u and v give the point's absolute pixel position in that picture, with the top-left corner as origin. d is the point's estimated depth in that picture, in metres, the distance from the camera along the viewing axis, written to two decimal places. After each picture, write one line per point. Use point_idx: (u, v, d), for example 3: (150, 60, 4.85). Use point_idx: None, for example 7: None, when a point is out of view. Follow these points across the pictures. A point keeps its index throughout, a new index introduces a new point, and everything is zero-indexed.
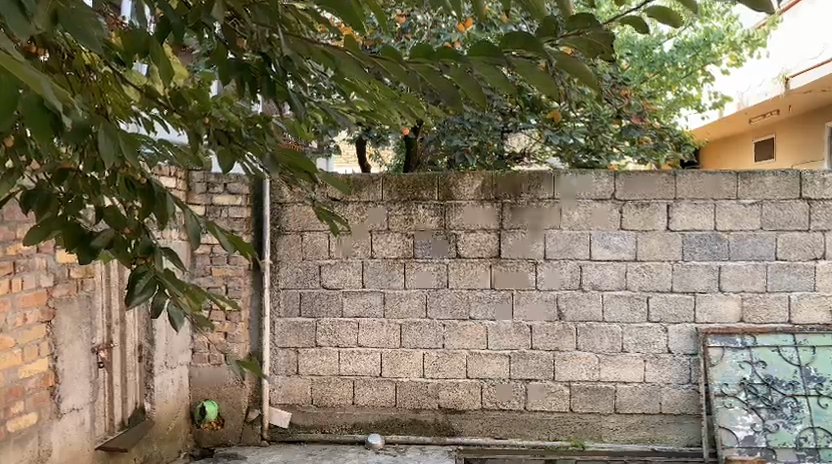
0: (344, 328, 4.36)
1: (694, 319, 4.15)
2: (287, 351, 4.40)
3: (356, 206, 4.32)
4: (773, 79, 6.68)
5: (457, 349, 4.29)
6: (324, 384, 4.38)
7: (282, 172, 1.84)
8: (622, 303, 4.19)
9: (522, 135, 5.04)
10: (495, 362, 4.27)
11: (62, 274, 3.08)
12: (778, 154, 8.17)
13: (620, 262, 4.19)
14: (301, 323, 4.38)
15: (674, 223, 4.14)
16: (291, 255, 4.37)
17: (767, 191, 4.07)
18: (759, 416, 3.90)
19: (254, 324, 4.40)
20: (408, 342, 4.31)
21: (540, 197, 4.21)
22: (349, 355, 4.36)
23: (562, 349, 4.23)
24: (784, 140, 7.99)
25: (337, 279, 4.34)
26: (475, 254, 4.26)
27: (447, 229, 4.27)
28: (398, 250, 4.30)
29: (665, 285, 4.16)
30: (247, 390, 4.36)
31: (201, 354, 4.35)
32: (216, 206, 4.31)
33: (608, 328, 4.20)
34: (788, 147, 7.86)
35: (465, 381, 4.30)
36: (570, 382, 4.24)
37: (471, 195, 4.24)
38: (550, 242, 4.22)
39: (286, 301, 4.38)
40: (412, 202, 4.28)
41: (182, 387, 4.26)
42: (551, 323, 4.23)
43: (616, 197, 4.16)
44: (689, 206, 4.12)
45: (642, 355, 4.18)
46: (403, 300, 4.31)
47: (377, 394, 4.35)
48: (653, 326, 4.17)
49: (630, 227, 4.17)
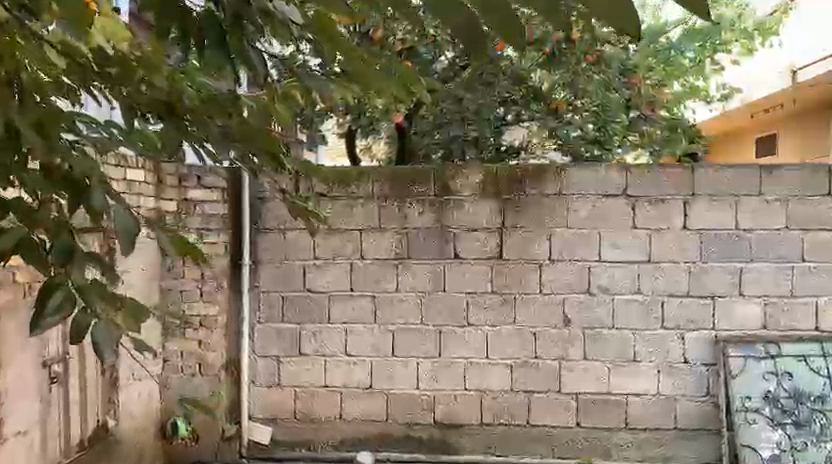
0: (331, 335, 3.98)
1: (713, 325, 3.80)
2: (268, 360, 4.02)
3: (344, 202, 3.95)
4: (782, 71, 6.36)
5: (454, 358, 3.93)
6: (309, 396, 4.01)
7: (246, 155, 1.49)
8: (634, 309, 3.84)
9: (520, 127, 4.46)
10: (496, 372, 3.91)
11: (4, 279, 2.69)
12: (780, 151, 7.84)
13: (633, 263, 3.83)
14: (283, 329, 4.00)
15: (691, 221, 3.79)
16: (272, 254, 3.99)
17: (793, 185, 3.72)
18: (786, 433, 3.59)
19: (232, 329, 3.99)
20: (401, 351, 3.94)
21: (544, 192, 3.85)
22: (336, 365, 3.98)
23: (568, 359, 3.88)
24: (786, 136, 7.66)
25: (323, 281, 3.97)
26: (474, 254, 3.89)
27: (444, 227, 3.90)
28: (389, 249, 3.93)
29: (682, 288, 3.81)
30: (224, 403, 3.99)
31: (173, 364, 3.98)
32: (188, 201, 3.95)
33: (619, 335, 3.85)
34: (789, 144, 7.58)
35: (462, 393, 3.93)
36: (577, 394, 3.88)
37: (470, 190, 3.88)
38: (556, 241, 3.86)
39: (267, 305, 4.00)
40: (406, 197, 3.92)
41: (152, 400, 3.88)
42: (557, 330, 3.87)
43: (628, 193, 3.81)
44: (708, 203, 3.77)
45: (656, 364, 3.83)
46: (395, 304, 3.94)
47: (367, 407, 3.97)
48: (667, 334, 3.82)
49: (643, 226, 3.81)
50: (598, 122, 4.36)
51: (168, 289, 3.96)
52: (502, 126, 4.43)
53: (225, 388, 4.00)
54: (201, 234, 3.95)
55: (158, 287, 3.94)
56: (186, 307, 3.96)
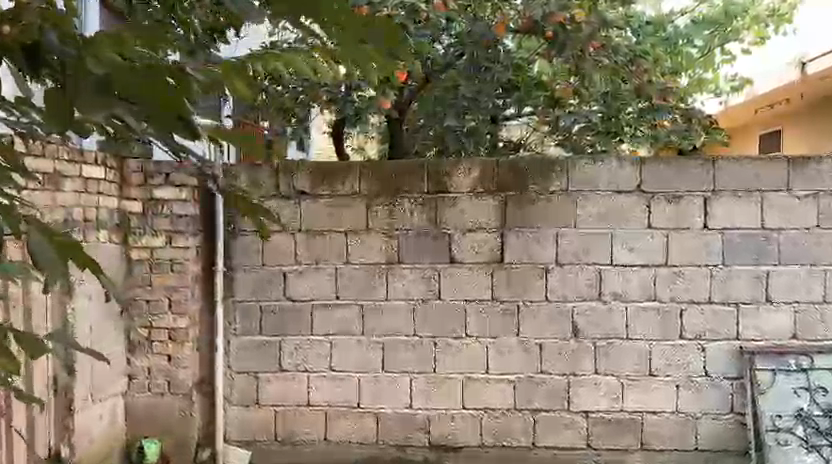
0: (315, 348, 3.59)
1: (738, 335, 3.43)
2: (245, 377, 3.63)
3: (328, 201, 3.57)
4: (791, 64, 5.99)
5: (451, 373, 3.55)
6: (291, 417, 3.62)
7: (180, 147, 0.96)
8: (650, 317, 3.47)
9: (519, 123, 4.19)
10: (497, 388, 3.53)
11: None
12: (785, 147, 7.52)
13: (648, 268, 3.46)
14: (261, 342, 3.61)
15: (712, 219, 3.42)
16: (249, 260, 3.61)
17: (824, 179, 3.36)
18: (821, 456, 3.24)
19: (205, 342, 3.61)
20: (393, 366, 3.56)
21: (550, 189, 3.48)
22: (320, 382, 3.60)
23: (578, 373, 3.50)
24: (791, 130, 7.34)
25: (306, 289, 3.59)
26: (472, 258, 3.52)
27: (439, 229, 3.52)
28: (379, 254, 3.56)
29: (703, 295, 3.44)
30: (196, 425, 3.59)
31: (139, 382, 3.58)
32: (155, 200, 3.54)
33: (634, 347, 3.48)
34: (795, 140, 7.23)
35: (461, 412, 3.55)
36: (587, 412, 3.51)
37: (467, 187, 3.50)
38: (564, 243, 3.48)
39: (243, 316, 3.62)
40: (396, 195, 3.54)
41: (114, 423, 3.48)
42: (565, 342, 3.50)
43: (643, 189, 3.45)
44: (730, 199, 3.41)
45: (675, 379, 3.46)
46: (386, 314, 3.56)
47: (354, 428, 3.59)
48: (686, 344, 3.45)
49: (660, 224, 3.45)
50: (609, 115, 3.92)
51: (133, 299, 3.56)
52: (500, 117, 4.05)
53: (199, 408, 3.60)
54: (170, 238, 3.55)
55: (123, 296, 3.53)
56: (153, 319, 3.56)
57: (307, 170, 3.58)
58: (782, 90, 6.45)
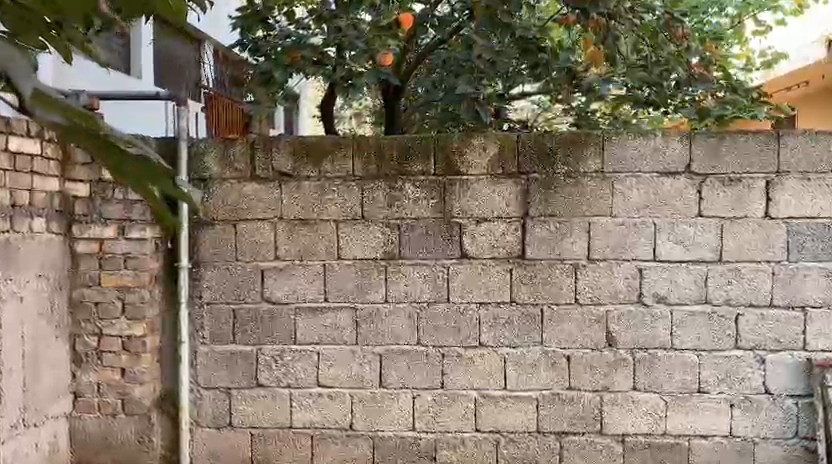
0: (298, 361, 3.01)
1: (804, 345, 2.87)
2: (215, 394, 3.04)
3: (314, 184, 2.98)
4: (825, 37, 5.36)
5: (461, 390, 2.97)
6: (271, 441, 3.03)
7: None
8: (700, 325, 2.90)
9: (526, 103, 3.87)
10: (515, 409, 2.96)
11: None
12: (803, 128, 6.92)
13: (699, 264, 2.89)
14: (235, 352, 3.03)
15: (776, 207, 2.85)
16: (219, 254, 3.02)
17: None
18: None
19: (168, 353, 3.03)
20: (391, 380, 2.98)
21: (582, 171, 2.90)
22: (306, 400, 3.02)
23: (612, 390, 2.93)
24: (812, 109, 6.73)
25: (287, 289, 3.00)
26: (487, 253, 2.93)
27: (448, 217, 2.94)
28: (375, 247, 2.97)
29: (763, 297, 2.87)
30: (156, 452, 3.01)
31: (86, 400, 2.98)
32: (104, 182, 2.93)
33: (680, 359, 2.91)
34: (815, 117, 6.61)
35: (472, 436, 2.98)
36: (624, 436, 2.94)
37: (482, 167, 2.93)
38: (597, 235, 2.91)
39: (212, 321, 3.02)
40: (395, 177, 2.95)
41: (56, 451, 2.89)
42: (599, 353, 2.93)
43: (693, 170, 2.87)
44: (798, 183, 2.84)
45: (729, 397, 2.90)
46: (384, 320, 2.98)
47: (344, 454, 3.02)
48: (742, 356, 2.89)
49: (713, 213, 2.87)
50: (648, 82, 3.25)
51: (79, 302, 2.95)
52: (508, 91, 3.34)
53: (159, 431, 3.01)
54: (122, 228, 2.94)
55: (66, 298, 2.93)
56: (103, 325, 2.95)
57: (289, 146, 2.98)
58: (803, 72, 5.85)
